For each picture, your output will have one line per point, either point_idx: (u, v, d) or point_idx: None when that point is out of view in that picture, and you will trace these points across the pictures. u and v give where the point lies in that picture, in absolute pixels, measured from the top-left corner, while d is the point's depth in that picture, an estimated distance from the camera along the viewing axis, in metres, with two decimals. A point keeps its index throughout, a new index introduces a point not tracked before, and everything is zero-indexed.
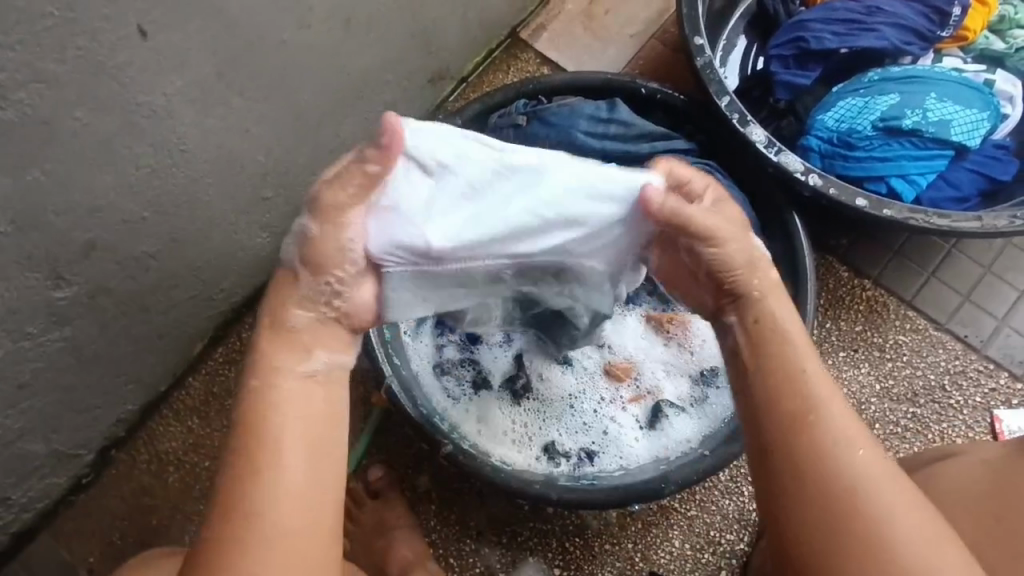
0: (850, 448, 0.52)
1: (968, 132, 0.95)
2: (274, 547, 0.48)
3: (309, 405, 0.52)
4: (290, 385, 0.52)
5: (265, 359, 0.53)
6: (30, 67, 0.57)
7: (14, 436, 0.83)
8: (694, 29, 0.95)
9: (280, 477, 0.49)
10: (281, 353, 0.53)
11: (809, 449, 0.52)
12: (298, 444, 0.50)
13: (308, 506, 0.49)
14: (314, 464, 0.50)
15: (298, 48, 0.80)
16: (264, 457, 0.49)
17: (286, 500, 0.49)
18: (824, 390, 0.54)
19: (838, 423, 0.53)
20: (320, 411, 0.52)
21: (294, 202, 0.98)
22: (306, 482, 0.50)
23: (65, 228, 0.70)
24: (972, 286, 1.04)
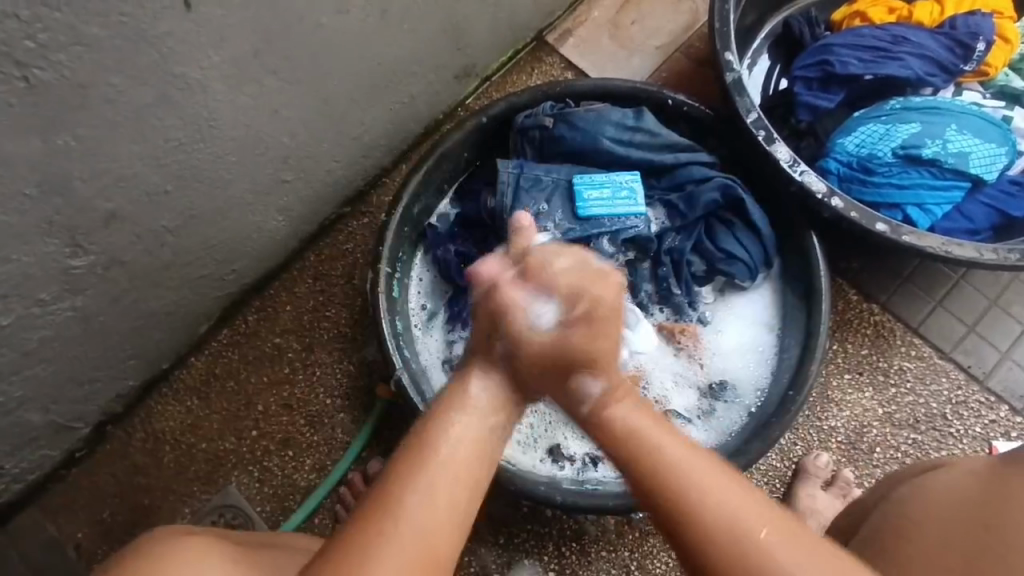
0: (748, 538, 0.48)
1: (985, 165, 0.96)
2: (403, 555, 0.48)
3: (478, 446, 0.56)
4: (473, 421, 0.57)
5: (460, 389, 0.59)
6: (72, 29, 0.56)
7: (15, 403, 0.82)
8: (724, 44, 0.95)
9: (429, 498, 0.50)
10: (478, 377, 0.60)
11: (714, 527, 0.49)
12: (456, 477, 0.53)
13: (439, 539, 0.50)
14: (465, 496, 0.52)
15: (333, 32, 0.80)
16: (421, 478, 0.51)
17: (423, 525, 0.49)
18: (681, 452, 0.53)
19: (706, 495, 0.50)
20: (482, 456, 0.55)
21: (312, 187, 0.98)
22: (442, 521, 0.50)
23: (89, 195, 0.69)
24: (978, 318, 1.05)
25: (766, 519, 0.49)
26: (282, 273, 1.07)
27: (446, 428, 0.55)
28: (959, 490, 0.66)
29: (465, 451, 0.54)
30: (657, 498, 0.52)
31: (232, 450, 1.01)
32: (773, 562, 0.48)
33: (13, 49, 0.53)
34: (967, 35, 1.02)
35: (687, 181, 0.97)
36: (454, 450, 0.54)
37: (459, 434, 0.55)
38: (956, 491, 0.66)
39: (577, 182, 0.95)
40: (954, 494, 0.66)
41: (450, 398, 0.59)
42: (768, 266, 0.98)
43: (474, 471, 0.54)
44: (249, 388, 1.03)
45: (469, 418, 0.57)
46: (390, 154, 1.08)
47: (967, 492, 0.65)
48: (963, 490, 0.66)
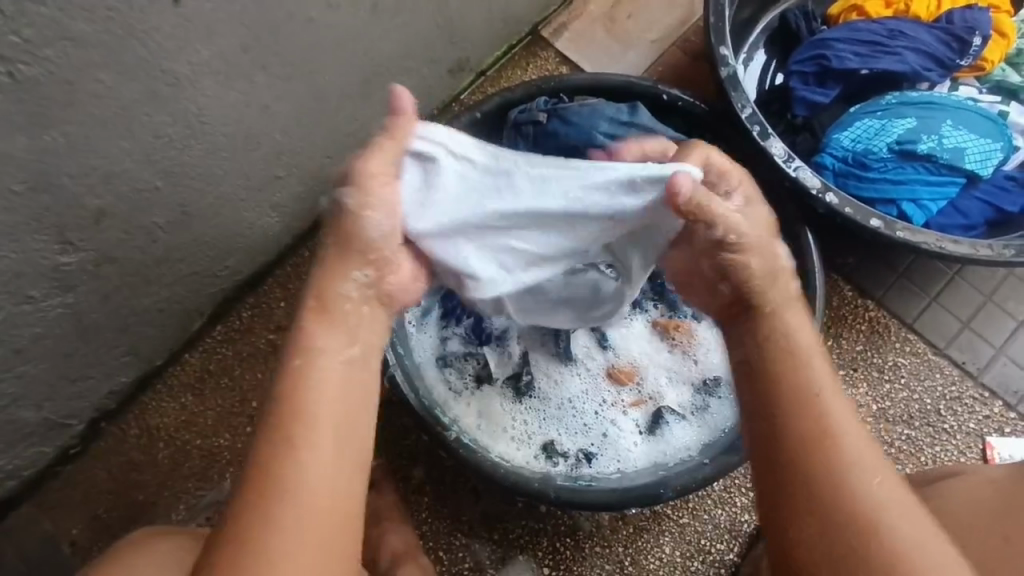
0: (865, 474, 0.51)
1: (980, 161, 0.96)
2: (302, 520, 0.49)
3: (346, 382, 0.56)
4: (328, 363, 0.56)
5: (305, 340, 0.56)
6: (58, 24, 0.55)
7: (8, 400, 0.82)
8: (719, 39, 0.95)
9: (307, 463, 0.51)
10: (322, 335, 0.57)
11: (839, 463, 0.52)
12: (330, 428, 0.53)
13: (328, 492, 0.51)
14: (346, 441, 0.53)
15: (325, 27, 0.79)
16: (297, 444, 0.51)
17: (309, 485, 0.50)
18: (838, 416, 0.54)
19: (848, 437, 0.53)
20: (354, 388, 0.56)
21: (306, 183, 0.97)
22: (330, 473, 0.52)
23: (78, 192, 0.68)
24: (972, 314, 1.05)
25: (886, 470, 0.52)
26: (276, 270, 1.07)
27: (312, 376, 0.54)
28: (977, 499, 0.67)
29: (333, 398, 0.54)
30: (803, 441, 0.53)
31: (226, 446, 1.01)
32: (883, 504, 0.50)
33: None
34: (964, 29, 1.01)
35: None
36: (321, 401, 0.54)
37: (326, 381, 0.54)
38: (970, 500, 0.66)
39: None
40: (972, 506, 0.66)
41: (297, 356, 0.55)
42: None
43: (353, 403, 0.55)
44: (243, 385, 1.03)
45: (325, 360, 0.55)
46: None
47: (984, 504, 0.65)
48: (979, 500, 0.66)
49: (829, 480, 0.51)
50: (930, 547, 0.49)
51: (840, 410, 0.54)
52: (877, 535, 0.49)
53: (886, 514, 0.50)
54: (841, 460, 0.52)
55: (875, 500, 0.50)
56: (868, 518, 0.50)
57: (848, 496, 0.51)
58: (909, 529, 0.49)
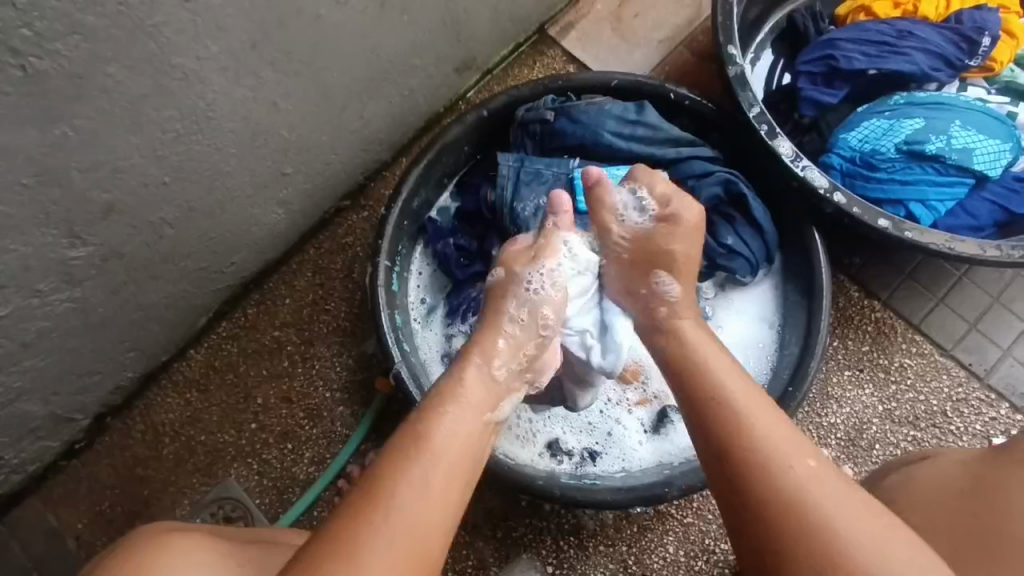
0: (783, 463, 0.53)
1: (989, 162, 0.96)
2: (392, 542, 0.50)
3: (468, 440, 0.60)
4: (460, 418, 0.62)
5: (449, 394, 0.64)
6: (68, 18, 0.55)
7: (14, 394, 0.82)
8: (727, 38, 0.95)
9: (416, 489, 0.53)
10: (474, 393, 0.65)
11: (756, 463, 0.54)
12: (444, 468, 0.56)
13: (432, 526, 0.52)
14: (456, 488, 0.56)
15: (332, 24, 0.79)
16: (417, 468, 0.55)
17: (414, 511, 0.52)
18: (753, 414, 0.58)
19: (765, 434, 0.56)
20: (473, 450, 0.60)
21: (312, 180, 0.97)
22: (435, 509, 0.53)
23: (86, 187, 0.69)
24: (979, 316, 1.05)
25: (811, 455, 0.55)
26: (282, 266, 1.07)
27: (442, 429, 0.60)
28: (942, 481, 0.66)
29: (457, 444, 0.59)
30: (744, 503, 0.54)
31: (231, 442, 1.01)
32: (804, 488, 0.51)
33: (8, 37, 0.53)
34: (973, 30, 1.01)
35: (688, 177, 0.96)
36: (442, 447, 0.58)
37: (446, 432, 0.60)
38: (945, 486, 0.66)
39: (577, 175, 0.94)
40: (941, 487, 0.66)
41: (441, 401, 0.64)
42: (769, 261, 0.97)
43: (464, 467, 0.58)
44: (248, 381, 1.03)
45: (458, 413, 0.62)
46: (390, 147, 1.07)
47: (959, 485, 0.64)
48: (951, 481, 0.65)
49: (745, 481, 0.54)
50: (850, 503, 0.51)
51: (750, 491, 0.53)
52: (790, 505, 0.51)
53: (811, 492, 0.51)
54: (751, 456, 0.55)
55: (803, 481, 0.52)
56: (792, 502, 0.51)
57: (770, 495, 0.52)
58: (815, 491, 0.51)
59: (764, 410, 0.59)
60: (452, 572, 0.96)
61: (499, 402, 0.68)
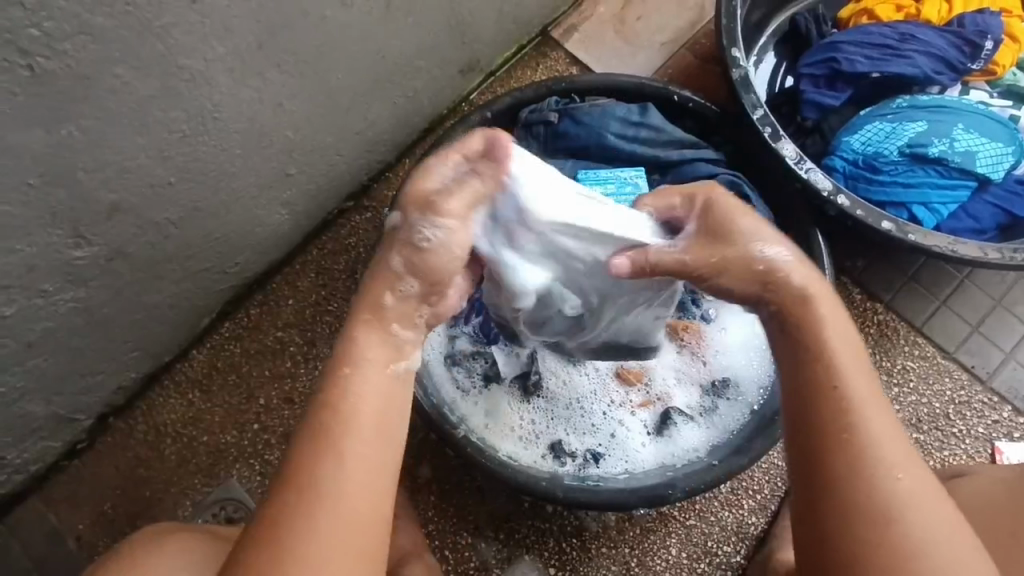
0: (893, 470, 0.51)
1: (992, 165, 0.96)
2: (329, 530, 0.48)
3: (386, 397, 0.54)
4: (373, 375, 0.54)
5: (354, 349, 0.55)
6: (76, 18, 0.56)
7: (17, 394, 0.82)
8: (731, 41, 0.95)
9: (339, 471, 0.50)
10: (373, 346, 0.55)
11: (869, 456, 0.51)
12: (364, 439, 0.52)
13: (363, 501, 0.50)
14: (378, 458, 0.52)
15: (338, 25, 0.79)
16: (342, 446, 0.51)
17: (344, 496, 0.49)
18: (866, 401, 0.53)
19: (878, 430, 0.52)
20: (393, 403, 0.54)
21: (315, 181, 0.97)
22: (363, 485, 0.50)
23: (92, 187, 0.69)
24: (982, 319, 1.05)
25: (916, 463, 0.52)
26: (285, 267, 1.07)
27: (349, 393, 0.53)
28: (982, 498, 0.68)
29: (376, 403, 0.53)
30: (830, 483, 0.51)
31: (234, 443, 1.01)
32: (908, 502, 0.50)
33: (16, 38, 0.53)
34: (975, 33, 1.01)
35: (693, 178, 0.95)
36: (358, 415, 0.52)
37: (366, 394, 0.53)
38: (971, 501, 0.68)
39: (581, 177, 0.94)
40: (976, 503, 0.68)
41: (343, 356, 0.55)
42: None
43: (385, 429, 0.53)
44: (251, 382, 1.03)
45: (362, 372, 0.54)
46: (394, 148, 1.07)
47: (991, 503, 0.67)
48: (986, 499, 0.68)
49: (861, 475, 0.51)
50: (950, 540, 0.49)
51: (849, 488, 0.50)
52: (891, 521, 0.49)
53: (915, 508, 0.50)
54: (868, 452, 0.51)
55: (907, 496, 0.50)
56: (891, 509, 0.49)
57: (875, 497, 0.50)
58: (916, 512, 0.49)
59: (870, 396, 0.54)
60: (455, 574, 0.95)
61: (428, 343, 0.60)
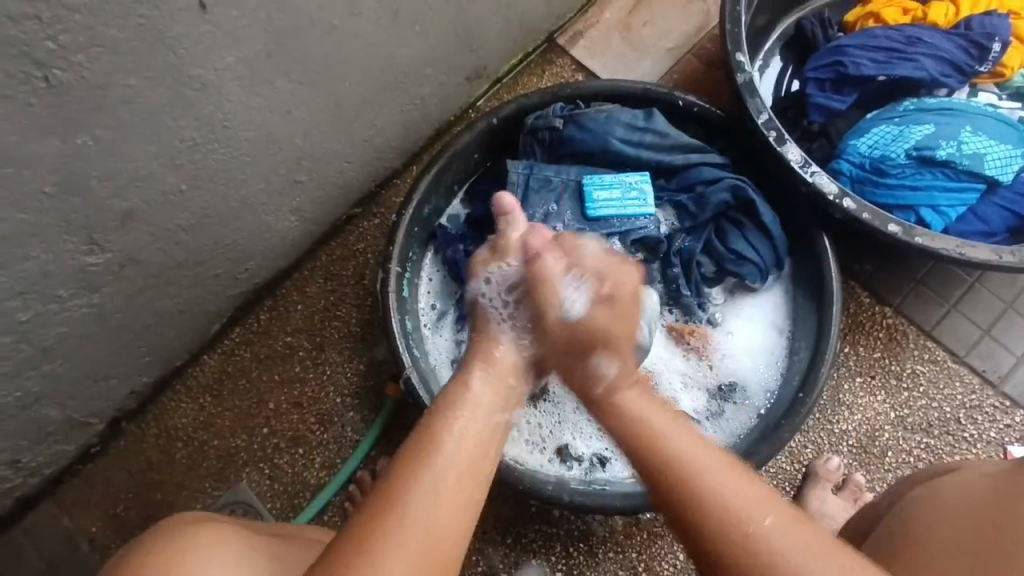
0: (755, 520, 0.50)
1: (1001, 167, 0.95)
2: (402, 546, 0.49)
3: (481, 439, 0.60)
4: (476, 422, 0.61)
5: (462, 395, 0.63)
6: (91, 30, 0.57)
7: (32, 398, 0.84)
8: (735, 46, 0.95)
9: (427, 491, 0.53)
10: (486, 393, 0.64)
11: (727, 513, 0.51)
12: (453, 464, 0.56)
13: (445, 532, 0.52)
14: (465, 480, 0.55)
15: (346, 34, 0.81)
16: (424, 474, 0.54)
17: (429, 526, 0.51)
18: (723, 483, 0.53)
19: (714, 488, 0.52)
20: (489, 445, 0.60)
21: (324, 187, 0.99)
22: (448, 517, 0.52)
23: (105, 195, 0.70)
24: (993, 322, 1.04)
25: (770, 505, 0.52)
26: (294, 273, 1.09)
27: (452, 431, 0.59)
28: (965, 488, 0.67)
29: (471, 446, 0.58)
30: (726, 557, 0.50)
31: (244, 447, 1.02)
32: (779, 549, 0.49)
33: (33, 50, 0.55)
34: (983, 36, 1.01)
35: (697, 182, 0.96)
36: (457, 443, 0.58)
37: (459, 436, 0.58)
38: (964, 494, 0.66)
39: (585, 182, 0.96)
40: (961, 494, 0.66)
41: (451, 401, 0.63)
42: (779, 268, 0.97)
43: (476, 469, 0.57)
44: (261, 386, 1.05)
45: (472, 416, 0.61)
46: (401, 155, 1.09)
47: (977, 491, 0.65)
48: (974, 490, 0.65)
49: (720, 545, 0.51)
50: None
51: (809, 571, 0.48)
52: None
53: (789, 554, 0.49)
54: (729, 516, 0.51)
55: (775, 542, 0.49)
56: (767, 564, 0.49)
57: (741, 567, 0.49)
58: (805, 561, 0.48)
59: (725, 477, 0.53)
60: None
61: (512, 405, 0.66)
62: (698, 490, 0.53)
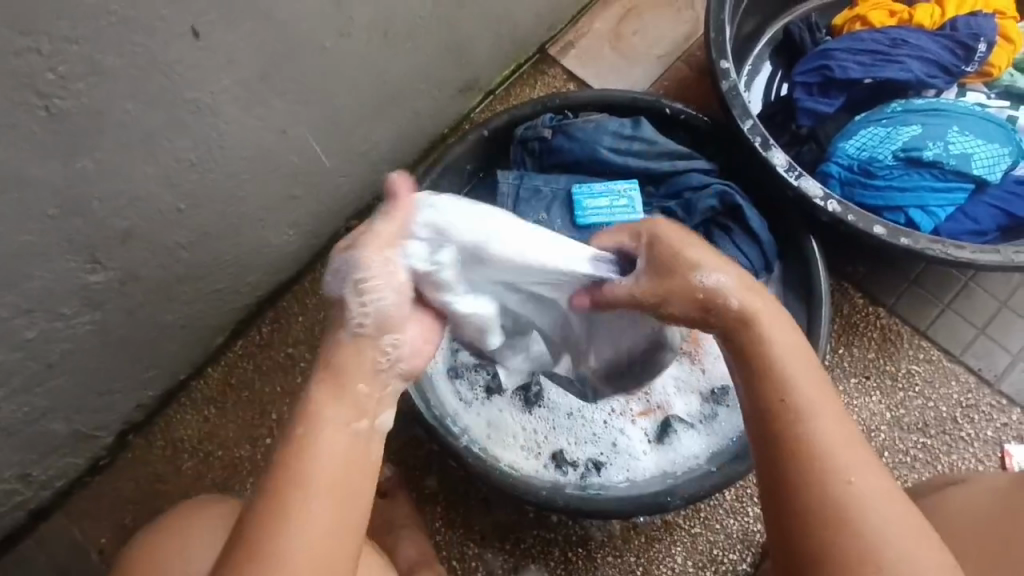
0: (846, 473, 0.50)
1: (989, 166, 0.95)
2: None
3: (343, 453, 0.50)
4: (332, 434, 0.51)
5: (309, 412, 0.52)
6: (89, 61, 0.60)
7: (41, 413, 0.86)
8: (720, 53, 0.97)
9: (306, 518, 0.47)
10: (330, 405, 0.52)
11: (839, 468, 0.51)
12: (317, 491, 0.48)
13: (338, 544, 0.47)
14: (338, 500, 0.49)
15: (337, 54, 0.83)
16: (291, 508, 0.47)
17: (305, 565, 0.46)
18: (820, 407, 0.54)
19: (830, 443, 0.52)
20: (353, 458, 0.51)
21: (321, 202, 1.01)
22: (326, 547, 0.47)
23: (106, 215, 0.73)
24: (988, 321, 1.04)
25: (864, 456, 0.52)
26: (294, 285, 1.11)
27: (307, 457, 0.49)
28: (974, 505, 0.68)
29: (335, 464, 0.50)
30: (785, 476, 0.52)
31: (247, 457, 1.05)
32: (863, 505, 0.49)
33: (35, 80, 0.57)
34: (969, 36, 1.02)
35: (685, 189, 0.98)
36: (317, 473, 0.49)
37: (322, 456, 0.50)
38: (959, 505, 0.68)
39: (575, 192, 0.98)
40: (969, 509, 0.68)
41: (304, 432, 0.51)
42: (768, 270, 0.97)
43: (348, 485, 0.49)
44: (263, 397, 1.07)
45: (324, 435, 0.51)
46: (396, 168, 1.11)
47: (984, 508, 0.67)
48: (982, 506, 0.67)
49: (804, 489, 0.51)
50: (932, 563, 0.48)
51: (853, 493, 0.50)
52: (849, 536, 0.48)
53: (870, 508, 0.49)
54: (829, 468, 0.51)
55: (854, 497, 0.49)
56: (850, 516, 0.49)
57: (809, 522, 0.50)
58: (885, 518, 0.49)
59: (826, 406, 0.54)
60: None
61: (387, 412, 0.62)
62: (790, 415, 0.53)
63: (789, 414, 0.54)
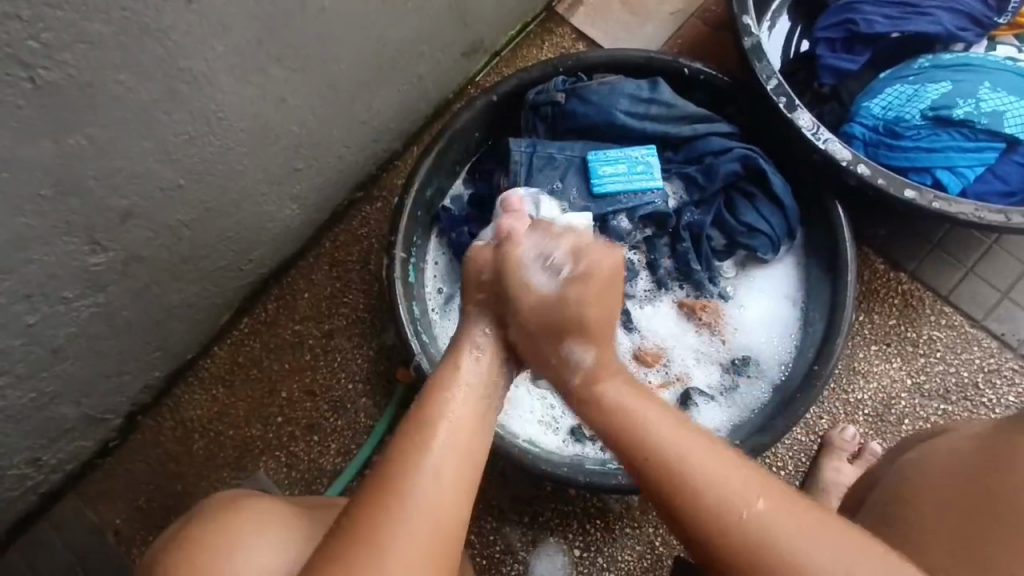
0: (736, 513, 0.51)
1: (1021, 124, 0.91)
2: (411, 522, 0.51)
3: (467, 428, 0.57)
4: (461, 402, 0.59)
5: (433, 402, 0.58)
6: (74, 27, 0.55)
7: (47, 399, 0.84)
8: (742, 7, 0.92)
9: (424, 467, 0.53)
10: (456, 391, 0.60)
11: (716, 527, 0.51)
12: (448, 445, 0.55)
13: (451, 510, 0.52)
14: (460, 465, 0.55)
15: (338, 16, 0.78)
16: (422, 456, 0.54)
17: (428, 494, 0.52)
18: (687, 449, 0.54)
19: (698, 469, 0.53)
20: (472, 444, 0.57)
21: (324, 174, 0.97)
22: (455, 471, 0.54)
23: (103, 194, 0.69)
24: (1011, 284, 1.02)
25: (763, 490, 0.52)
26: (299, 261, 1.08)
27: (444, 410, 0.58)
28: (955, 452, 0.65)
29: (455, 443, 0.56)
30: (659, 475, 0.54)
31: (259, 436, 1.03)
32: (769, 532, 0.50)
33: (17, 51, 0.53)
34: None
35: (706, 153, 0.94)
36: (447, 430, 0.56)
37: (450, 419, 0.57)
38: (951, 457, 0.65)
39: (590, 158, 0.94)
40: (949, 460, 0.64)
41: (432, 391, 0.60)
42: (791, 238, 0.95)
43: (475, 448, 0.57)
44: (272, 375, 1.05)
45: (461, 397, 0.59)
46: (400, 136, 1.06)
47: (964, 458, 0.63)
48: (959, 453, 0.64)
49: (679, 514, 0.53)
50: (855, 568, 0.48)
51: (699, 466, 0.53)
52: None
53: (777, 532, 0.49)
54: (711, 507, 0.51)
55: (768, 527, 0.50)
56: (735, 534, 0.50)
57: (719, 530, 0.51)
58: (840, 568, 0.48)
59: (731, 471, 0.53)
60: (481, 560, 0.97)
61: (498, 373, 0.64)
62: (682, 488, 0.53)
63: (666, 468, 0.54)
